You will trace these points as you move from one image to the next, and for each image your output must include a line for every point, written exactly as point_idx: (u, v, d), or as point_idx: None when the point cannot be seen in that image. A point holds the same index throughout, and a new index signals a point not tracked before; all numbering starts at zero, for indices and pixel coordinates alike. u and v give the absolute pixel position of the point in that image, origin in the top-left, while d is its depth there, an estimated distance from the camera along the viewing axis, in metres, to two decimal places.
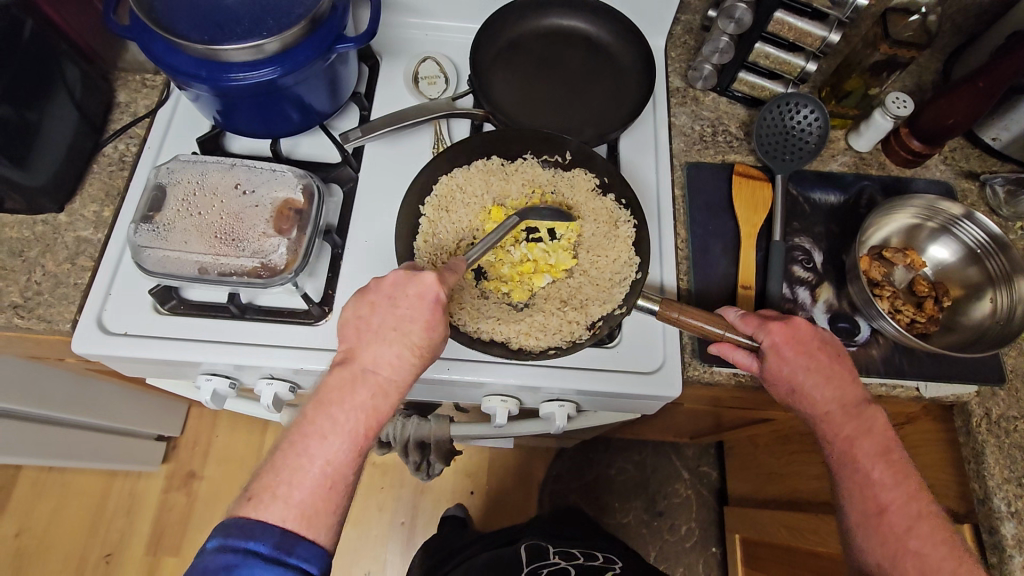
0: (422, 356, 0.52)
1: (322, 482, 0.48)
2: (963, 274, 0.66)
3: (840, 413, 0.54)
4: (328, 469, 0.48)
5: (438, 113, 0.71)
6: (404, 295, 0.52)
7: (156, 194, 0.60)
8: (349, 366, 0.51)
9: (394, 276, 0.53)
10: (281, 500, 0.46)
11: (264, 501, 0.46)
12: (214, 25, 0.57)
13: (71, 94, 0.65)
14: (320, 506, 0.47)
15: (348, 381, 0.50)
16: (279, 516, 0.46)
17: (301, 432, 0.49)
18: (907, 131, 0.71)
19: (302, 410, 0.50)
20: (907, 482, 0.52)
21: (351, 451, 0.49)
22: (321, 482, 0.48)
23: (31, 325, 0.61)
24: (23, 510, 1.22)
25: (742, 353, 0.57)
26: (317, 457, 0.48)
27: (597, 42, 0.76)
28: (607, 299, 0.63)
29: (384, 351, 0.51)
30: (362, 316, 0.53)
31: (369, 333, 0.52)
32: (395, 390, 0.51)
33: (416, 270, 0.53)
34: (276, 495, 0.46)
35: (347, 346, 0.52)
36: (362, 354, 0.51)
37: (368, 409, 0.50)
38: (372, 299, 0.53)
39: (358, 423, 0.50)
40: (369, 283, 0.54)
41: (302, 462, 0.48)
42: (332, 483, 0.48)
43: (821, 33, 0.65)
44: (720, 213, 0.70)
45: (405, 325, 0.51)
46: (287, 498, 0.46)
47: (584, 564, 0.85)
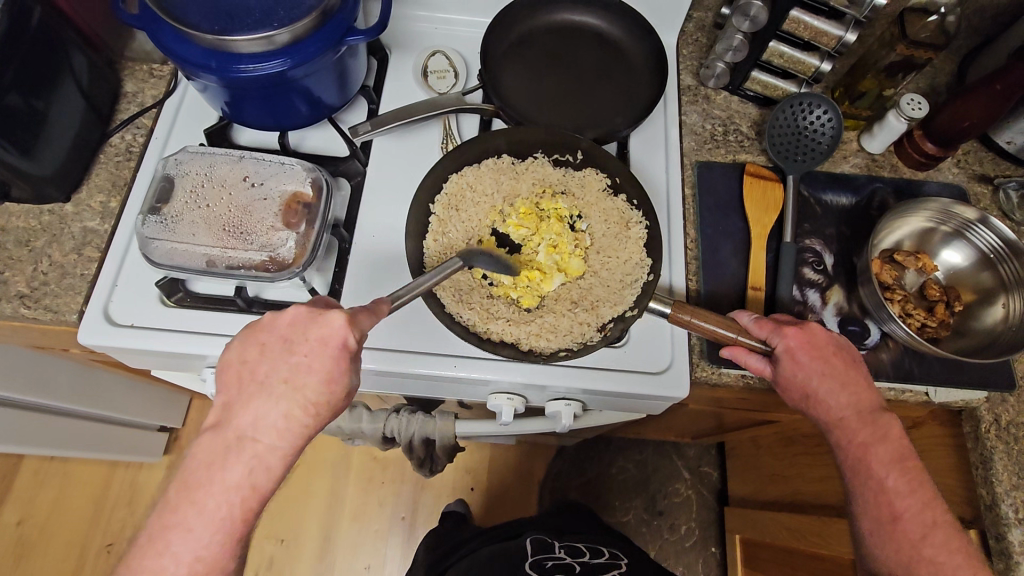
0: (317, 413, 0.49)
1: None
2: (975, 279, 0.65)
3: (855, 419, 0.54)
4: (198, 563, 0.46)
5: (447, 109, 0.70)
6: (303, 340, 0.49)
7: (164, 185, 0.60)
8: (221, 432, 0.48)
9: (294, 314, 0.50)
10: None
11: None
12: (224, 15, 0.56)
13: (78, 82, 0.65)
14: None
15: (220, 452, 0.47)
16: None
17: (257, 478, 0.47)
18: (921, 133, 0.70)
19: (167, 491, 0.47)
20: (923, 490, 0.51)
21: (223, 541, 0.46)
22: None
23: (37, 315, 0.61)
24: (25, 498, 1.22)
25: (755, 357, 0.57)
26: (183, 554, 0.45)
27: (609, 38, 0.75)
28: (619, 300, 0.62)
29: (269, 410, 0.48)
30: (248, 361, 0.50)
31: (251, 385, 0.49)
32: (279, 462, 0.48)
33: (323, 310, 0.51)
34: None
35: (223, 401, 0.49)
36: (239, 415, 0.48)
37: (246, 488, 0.47)
38: (264, 342, 0.50)
39: (228, 509, 0.47)
40: (261, 322, 0.51)
41: (162, 563, 0.45)
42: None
43: (838, 32, 0.64)
44: (730, 213, 0.69)
45: (297, 377, 0.49)
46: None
47: (586, 559, 0.85)
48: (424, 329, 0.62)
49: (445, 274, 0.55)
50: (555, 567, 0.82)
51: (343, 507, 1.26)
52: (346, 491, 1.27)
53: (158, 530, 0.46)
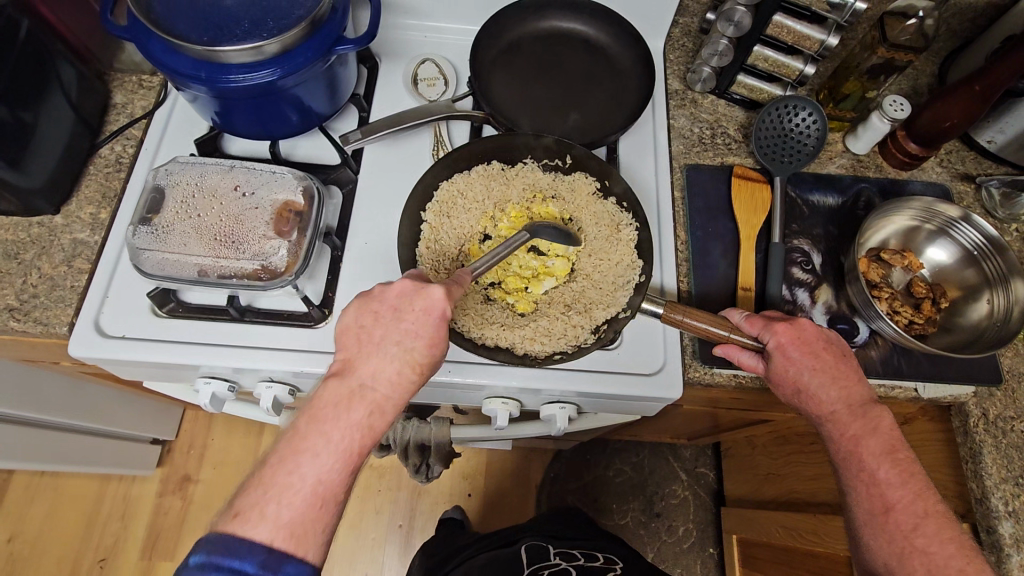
0: (421, 373, 0.50)
1: (314, 498, 0.45)
2: (960, 276, 0.66)
3: (846, 412, 0.54)
4: (320, 485, 0.45)
5: (438, 116, 0.70)
6: (411, 308, 0.50)
7: (155, 195, 0.60)
8: (346, 380, 0.48)
9: (402, 286, 0.52)
10: (271, 519, 0.43)
11: (251, 518, 0.43)
12: (213, 26, 0.57)
13: (66, 94, 0.65)
14: (308, 525, 0.44)
15: (344, 397, 0.48)
16: (268, 535, 0.42)
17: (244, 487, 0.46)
18: (904, 133, 0.72)
19: (292, 421, 0.47)
20: (914, 481, 0.51)
21: (343, 469, 0.46)
22: (314, 500, 0.45)
23: (27, 329, 0.61)
24: (15, 515, 1.20)
25: (748, 355, 0.57)
26: (309, 475, 0.45)
27: (597, 43, 0.76)
28: (612, 302, 0.63)
29: (386, 365, 0.49)
30: (365, 326, 0.50)
31: (369, 344, 0.50)
32: (393, 409, 0.49)
33: (425, 283, 0.52)
34: (265, 513, 0.43)
35: (343, 357, 0.50)
36: (360, 367, 0.49)
37: (366, 427, 0.47)
38: (376, 310, 0.51)
39: (352, 440, 0.47)
40: (374, 289, 0.52)
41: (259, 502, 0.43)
42: (322, 501, 0.45)
43: (820, 36, 0.66)
44: (720, 215, 0.70)
45: (408, 341, 0.50)
46: (275, 518, 0.43)
47: (581, 564, 0.86)
48: None
49: (515, 247, 0.61)
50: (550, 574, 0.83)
51: (339, 516, 1.25)
52: (342, 500, 1.27)
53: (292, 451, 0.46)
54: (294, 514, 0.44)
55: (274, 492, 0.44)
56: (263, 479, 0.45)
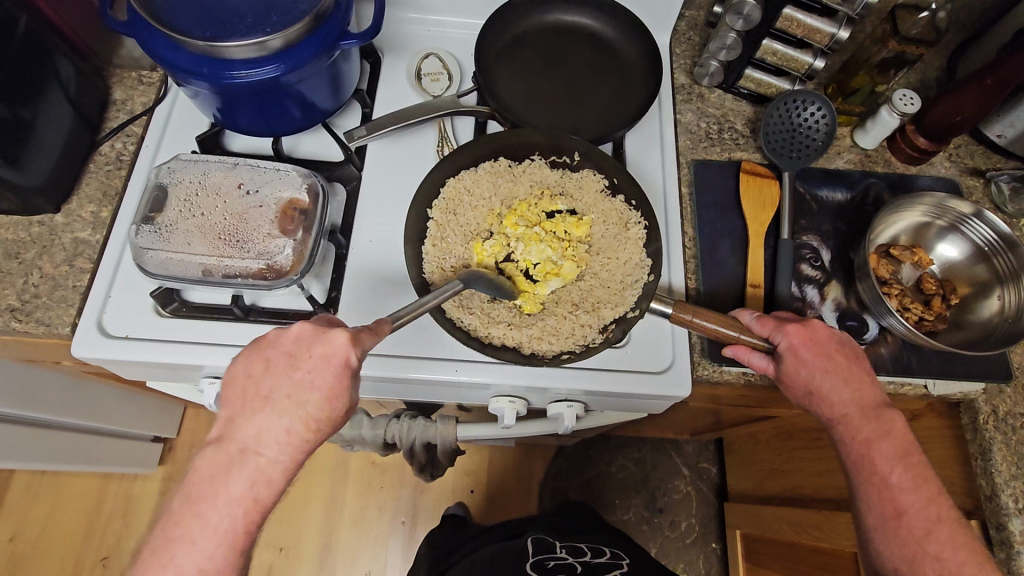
0: (313, 429, 0.50)
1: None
2: (970, 272, 0.66)
3: (858, 415, 0.54)
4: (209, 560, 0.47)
5: (443, 111, 0.70)
6: (307, 355, 0.49)
7: (157, 194, 0.59)
8: (225, 446, 0.49)
9: (301, 330, 0.50)
10: None
11: None
12: (215, 21, 0.56)
13: (65, 90, 0.63)
14: None
15: (223, 464, 0.48)
16: None
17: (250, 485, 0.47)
18: (913, 128, 0.71)
19: (172, 504, 0.49)
20: (928, 485, 0.51)
21: (226, 549, 0.47)
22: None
23: (30, 330, 0.60)
24: (17, 514, 1.20)
25: (758, 356, 0.57)
26: (186, 565, 0.46)
27: (603, 37, 0.75)
28: (620, 301, 0.62)
29: (272, 424, 0.49)
30: (252, 376, 0.50)
31: (254, 400, 0.49)
32: (280, 475, 0.49)
33: (327, 327, 0.50)
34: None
35: (226, 416, 0.50)
36: (241, 430, 0.49)
37: (247, 501, 0.48)
38: (269, 357, 0.50)
39: (234, 517, 0.48)
40: (266, 337, 0.51)
41: (166, 573, 0.46)
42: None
43: (830, 29, 0.64)
44: (728, 210, 0.69)
45: (302, 392, 0.49)
46: None
47: (588, 558, 0.84)
48: (423, 333, 0.62)
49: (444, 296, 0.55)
50: (557, 568, 0.81)
51: (342, 513, 1.25)
52: (345, 496, 1.27)
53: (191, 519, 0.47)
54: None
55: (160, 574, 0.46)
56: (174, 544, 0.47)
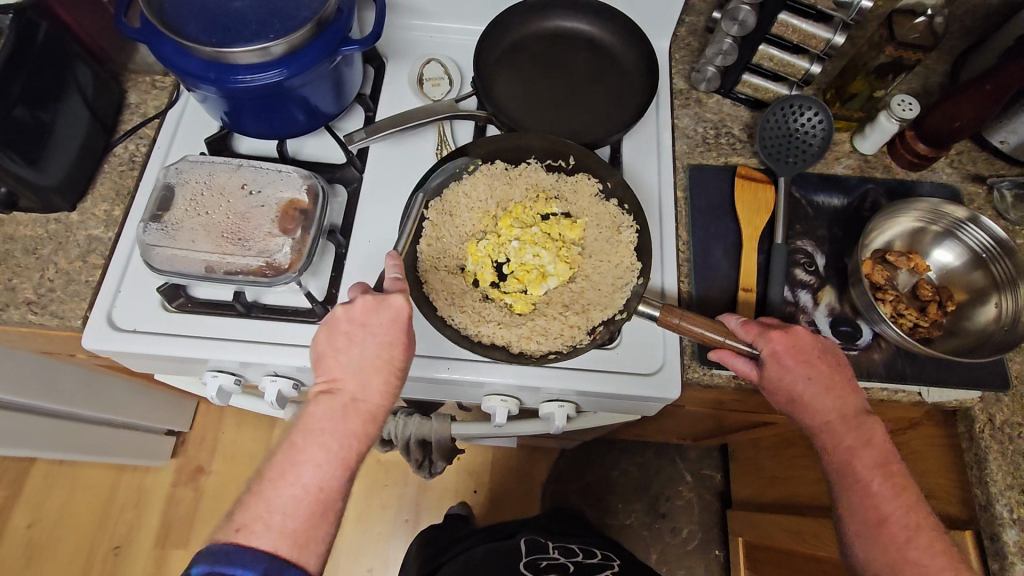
0: (402, 374, 0.54)
1: (315, 506, 0.49)
2: (967, 279, 0.65)
3: (840, 423, 0.54)
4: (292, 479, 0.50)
5: (441, 115, 0.71)
6: (377, 321, 0.53)
7: (165, 193, 0.62)
8: (336, 398, 0.52)
9: (361, 302, 0.53)
10: (275, 530, 0.47)
11: (254, 530, 0.47)
12: (222, 28, 0.58)
13: (83, 94, 0.67)
14: (310, 535, 0.48)
15: (335, 413, 0.51)
16: (271, 544, 0.47)
17: None
18: (913, 133, 0.71)
19: (290, 439, 0.51)
20: (907, 494, 0.51)
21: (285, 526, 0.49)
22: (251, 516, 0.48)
23: (44, 321, 0.63)
24: (36, 501, 1.25)
25: (741, 360, 0.57)
26: (307, 486, 0.49)
27: (601, 43, 0.76)
28: (609, 304, 0.62)
29: (372, 379, 0.52)
30: (337, 346, 0.53)
31: (349, 363, 0.53)
32: (382, 415, 0.53)
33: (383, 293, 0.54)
34: (269, 525, 0.47)
35: (326, 378, 0.53)
36: (347, 385, 0.52)
37: (361, 437, 0.52)
38: (346, 329, 0.53)
39: (348, 450, 0.51)
40: (332, 317, 0.53)
41: (290, 489, 0.49)
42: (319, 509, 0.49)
43: (826, 34, 0.65)
44: (722, 215, 0.70)
45: (385, 352, 0.53)
46: (280, 527, 0.48)
47: (579, 560, 0.85)
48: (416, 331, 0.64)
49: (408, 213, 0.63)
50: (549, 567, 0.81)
51: (347, 509, 1.28)
52: (350, 493, 1.29)
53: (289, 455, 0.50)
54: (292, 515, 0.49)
55: (271, 505, 0.48)
56: (273, 477, 0.50)
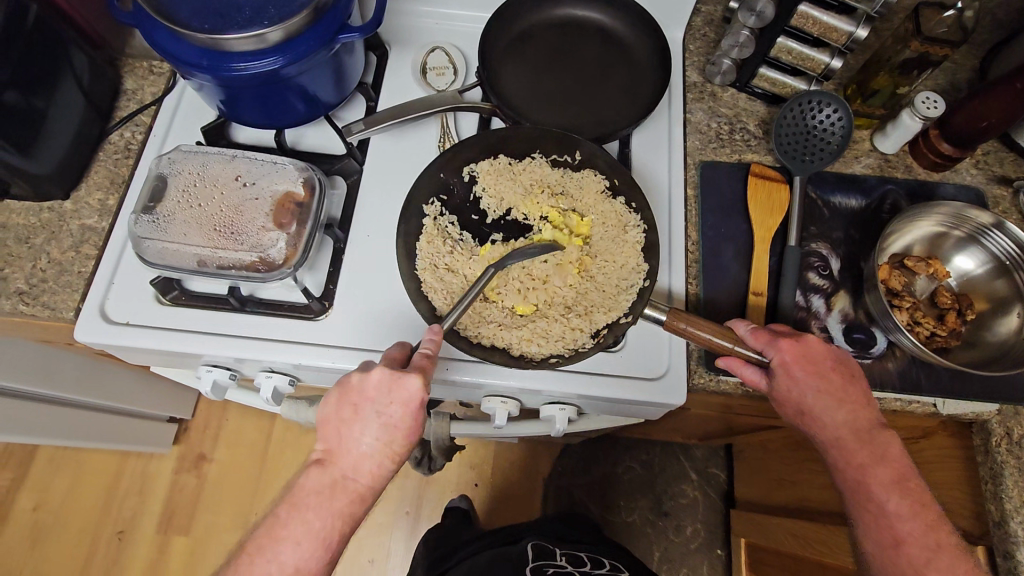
0: (397, 460, 0.51)
1: None
2: (990, 287, 0.62)
3: (852, 439, 0.52)
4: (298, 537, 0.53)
5: (444, 106, 0.69)
6: (387, 402, 0.50)
7: (157, 184, 0.60)
8: (328, 470, 0.50)
9: (379, 375, 0.51)
10: None
11: None
12: (215, 14, 0.56)
13: (78, 80, 0.65)
14: None
15: (325, 488, 0.50)
16: None
17: None
18: (937, 132, 0.68)
19: (273, 509, 0.50)
20: (927, 512, 0.49)
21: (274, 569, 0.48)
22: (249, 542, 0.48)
23: (35, 312, 0.62)
24: (40, 485, 1.25)
25: (750, 369, 0.55)
26: (286, 563, 0.48)
27: (612, 33, 0.73)
28: (614, 306, 0.60)
29: (365, 456, 0.50)
30: (343, 419, 0.51)
31: (348, 433, 0.50)
32: (372, 494, 0.51)
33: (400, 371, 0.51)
34: None
35: (325, 446, 0.51)
36: (342, 459, 0.50)
37: (345, 514, 0.50)
38: (355, 403, 0.50)
39: (330, 528, 0.49)
40: (348, 380, 0.51)
41: (270, 569, 0.48)
42: None
43: (848, 27, 0.61)
44: (733, 215, 0.67)
45: (386, 437, 0.50)
46: None
47: (586, 569, 0.84)
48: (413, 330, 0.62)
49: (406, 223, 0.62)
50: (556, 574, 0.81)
51: None
52: None
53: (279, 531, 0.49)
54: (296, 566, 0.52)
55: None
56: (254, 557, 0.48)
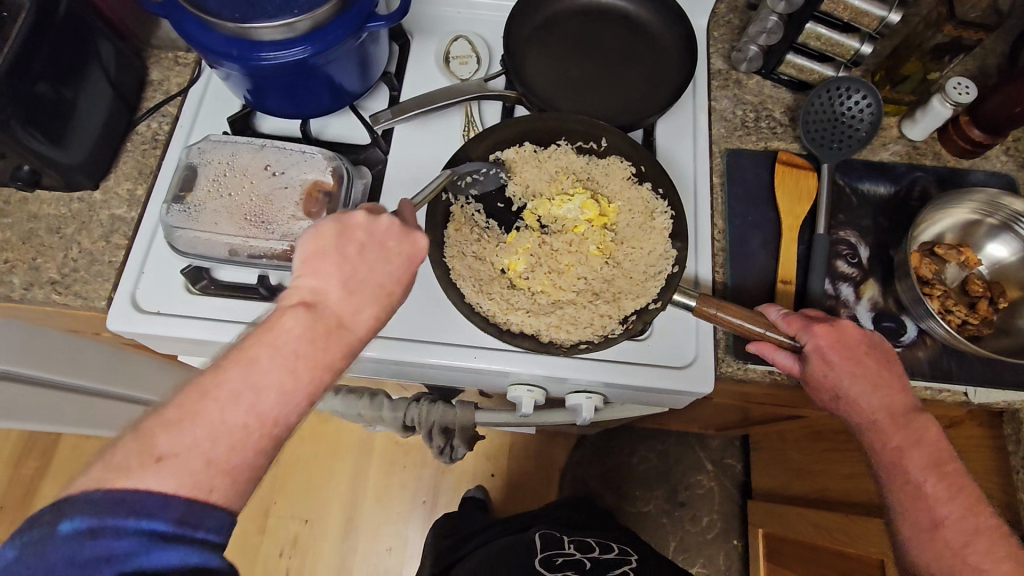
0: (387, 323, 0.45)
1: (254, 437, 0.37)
2: (1022, 274, 0.62)
3: (888, 423, 0.51)
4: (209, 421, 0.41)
5: (469, 95, 0.69)
6: (396, 249, 0.45)
7: (188, 173, 0.60)
8: (318, 314, 0.41)
9: (389, 221, 0.46)
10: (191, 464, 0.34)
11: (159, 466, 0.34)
12: (245, 4, 0.56)
13: (106, 70, 0.65)
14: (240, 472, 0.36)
15: (317, 330, 0.40)
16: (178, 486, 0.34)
17: None
18: (967, 119, 0.67)
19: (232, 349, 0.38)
20: (964, 495, 0.49)
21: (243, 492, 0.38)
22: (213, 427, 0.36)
23: (67, 302, 0.63)
24: (63, 473, 1.27)
25: (783, 354, 0.55)
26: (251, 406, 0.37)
27: (637, 20, 0.73)
28: (642, 292, 0.60)
29: (365, 305, 0.43)
30: (342, 256, 0.43)
31: (347, 278, 0.43)
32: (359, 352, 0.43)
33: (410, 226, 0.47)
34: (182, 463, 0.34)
35: (309, 286, 0.42)
36: (334, 302, 0.42)
37: (333, 363, 0.40)
38: (360, 240, 0.44)
39: (310, 374, 0.39)
40: (349, 218, 0.45)
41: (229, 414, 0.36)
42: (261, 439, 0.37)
43: (881, 12, 0.60)
44: (760, 203, 0.67)
45: (390, 287, 0.45)
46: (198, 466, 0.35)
47: (595, 555, 0.84)
48: (440, 318, 0.62)
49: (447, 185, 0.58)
50: (562, 564, 0.81)
51: (366, 489, 1.28)
52: (368, 474, 1.29)
53: (242, 366, 0.38)
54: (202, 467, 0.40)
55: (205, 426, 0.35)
56: (202, 409, 0.36)
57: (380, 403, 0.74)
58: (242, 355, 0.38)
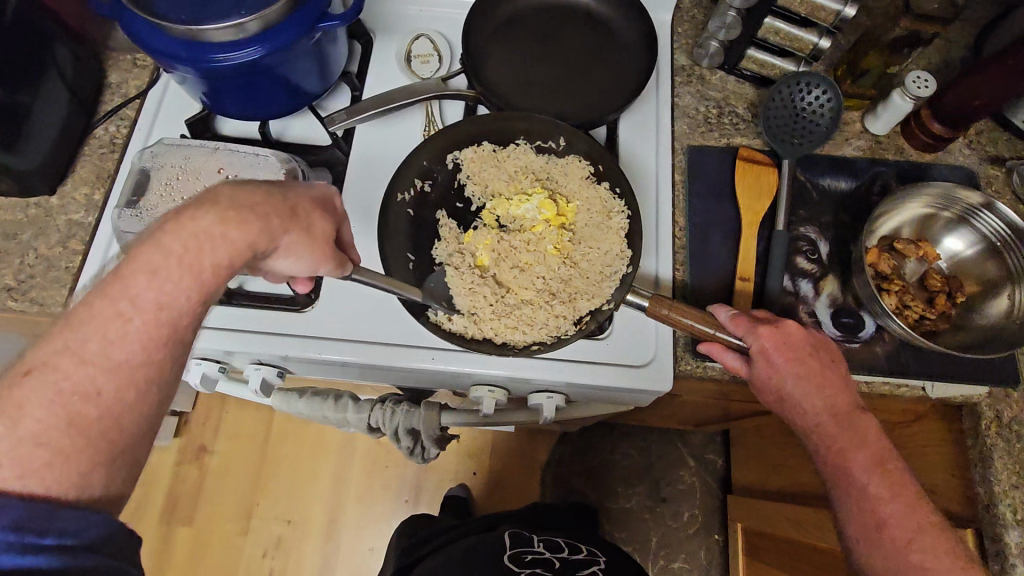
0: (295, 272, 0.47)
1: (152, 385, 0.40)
2: (980, 268, 0.62)
3: (832, 423, 0.52)
4: (162, 312, 0.40)
5: (428, 95, 0.68)
6: (321, 219, 0.48)
7: (141, 177, 0.60)
8: (249, 239, 0.42)
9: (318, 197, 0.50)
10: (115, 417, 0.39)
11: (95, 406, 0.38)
12: (194, 5, 0.55)
13: (61, 74, 0.65)
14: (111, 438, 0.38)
15: (243, 250, 0.42)
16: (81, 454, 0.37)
17: None
18: (928, 112, 0.67)
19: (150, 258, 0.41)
20: (906, 493, 0.49)
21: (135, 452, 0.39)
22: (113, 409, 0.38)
23: (23, 308, 0.62)
24: None
25: (731, 355, 0.55)
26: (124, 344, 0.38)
27: (599, 17, 0.72)
28: (597, 292, 0.60)
29: (280, 248, 0.45)
30: (271, 205, 0.44)
31: (278, 222, 0.44)
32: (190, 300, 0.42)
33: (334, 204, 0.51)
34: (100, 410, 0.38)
35: (228, 211, 0.42)
36: (269, 231, 0.44)
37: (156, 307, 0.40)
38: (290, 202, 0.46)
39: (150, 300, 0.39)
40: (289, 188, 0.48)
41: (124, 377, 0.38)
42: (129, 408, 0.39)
43: (836, 6, 0.60)
44: (721, 200, 0.66)
45: (303, 241, 0.46)
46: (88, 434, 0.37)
47: (564, 555, 0.84)
48: (398, 319, 0.62)
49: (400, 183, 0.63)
50: (530, 564, 0.81)
51: (348, 489, 1.28)
52: (351, 473, 1.29)
53: (146, 280, 0.39)
54: (131, 357, 0.39)
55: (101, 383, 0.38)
56: (99, 323, 0.38)
57: (344, 405, 0.74)
58: (144, 274, 0.40)
